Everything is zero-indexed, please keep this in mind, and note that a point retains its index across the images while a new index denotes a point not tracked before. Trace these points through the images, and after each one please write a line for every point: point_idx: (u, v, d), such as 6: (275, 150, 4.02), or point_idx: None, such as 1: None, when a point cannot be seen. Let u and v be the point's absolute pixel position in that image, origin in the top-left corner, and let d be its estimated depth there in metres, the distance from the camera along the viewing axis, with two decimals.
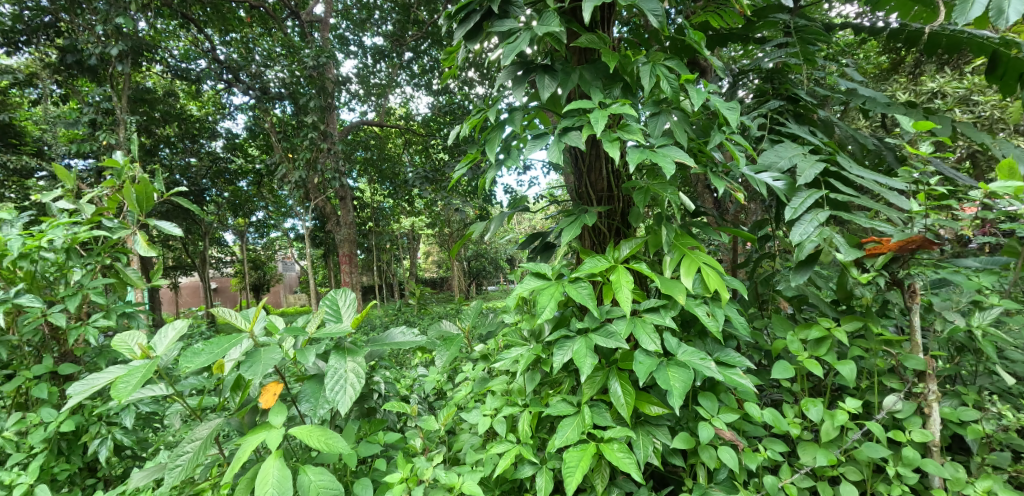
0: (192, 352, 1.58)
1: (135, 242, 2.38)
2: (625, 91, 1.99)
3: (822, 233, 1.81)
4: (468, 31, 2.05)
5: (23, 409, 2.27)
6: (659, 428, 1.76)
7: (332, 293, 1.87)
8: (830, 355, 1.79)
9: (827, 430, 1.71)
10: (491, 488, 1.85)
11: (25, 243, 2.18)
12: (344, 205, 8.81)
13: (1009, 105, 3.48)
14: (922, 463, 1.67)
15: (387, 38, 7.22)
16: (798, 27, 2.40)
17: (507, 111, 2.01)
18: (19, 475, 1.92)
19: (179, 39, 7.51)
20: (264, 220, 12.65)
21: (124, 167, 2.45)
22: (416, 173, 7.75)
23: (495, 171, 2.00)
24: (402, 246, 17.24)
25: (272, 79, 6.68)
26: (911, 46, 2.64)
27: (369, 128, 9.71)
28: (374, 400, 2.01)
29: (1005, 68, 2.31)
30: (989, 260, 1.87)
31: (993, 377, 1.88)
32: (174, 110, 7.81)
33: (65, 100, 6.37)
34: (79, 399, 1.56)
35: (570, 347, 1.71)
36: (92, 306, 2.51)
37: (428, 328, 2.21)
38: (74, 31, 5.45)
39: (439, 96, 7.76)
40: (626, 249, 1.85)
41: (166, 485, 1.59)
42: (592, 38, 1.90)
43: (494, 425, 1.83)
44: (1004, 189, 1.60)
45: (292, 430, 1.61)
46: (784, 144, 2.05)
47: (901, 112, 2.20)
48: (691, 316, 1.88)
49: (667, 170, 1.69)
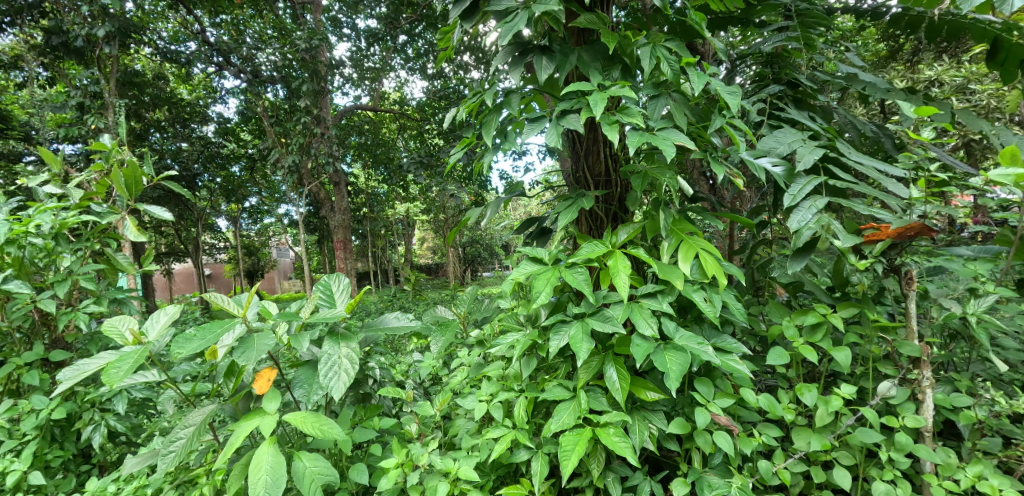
0: (184, 338, 1.54)
1: (125, 227, 2.34)
2: (624, 73, 1.97)
3: (820, 220, 1.79)
4: (465, 9, 2.01)
5: (15, 397, 2.25)
6: (655, 414, 1.76)
7: (326, 278, 1.85)
8: (826, 341, 1.79)
9: (821, 416, 1.72)
10: (487, 472, 1.85)
11: (11, 228, 2.14)
12: (338, 190, 8.61)
13: (1005, 94, 3.57)
14: (913, 449, 1.68)
15: (381, 21, 7.03)
16: (799, 10, 2.36)
17: (503, 94, 1.97)
18: (11, 463, 1.91)
19: (168, 20, 7.36)
20: (257, 206, 12.62)
21: (111, 151, 2.40)
22: (411, 158, 7.60)
23: (491, 155, 1.97)
24: (396, 233, 17.20)
25: (264, 62, 6.55)
26: (912, 32, 2.58)
27: (363, 113, 9.59)
28: (369, 386, 2.00)
29: (1005, 54, 2.23)
30: (982, 248, 1.82)
31: (985, 364, 1.89)
32: (164, 94, 7.69)
33: (51, 83, 6.24)
34: (69, 385, 1.53)
35: (566, 332, 1.68)
36: (82, 292, 2.47)
37: (423, 313, 2.19)
38: (59, 11, 5.31)
39: (434, 80, 7.70)
40: (624, 234, 1.83)
41: (159, 472, 1.56)
42: (591, 18, 1.86)
43: (490, 411, 1.83)
44: (1006, 177, 1.56)
45: (286, 416, 1.60)
46: (783, 129, 2.02)
47: (901, 98, 2.17)
48: (687, 302, 1.87)
49: (667, 154, 1.67)
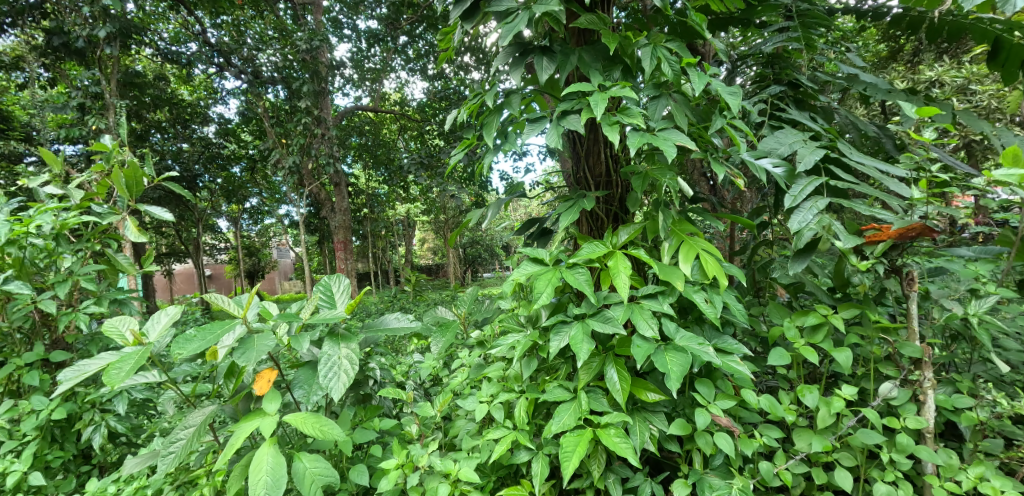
0: (184, 339, 1.54)
1: (125, 228, 2.34)
2: (625, 73, 1.97)
3: (821, 221, 1.79)
4: (466, 10, 2.01)
5: (15, 397, 2.24)
6: (656, 415, 1.76)
7: (326, 278, 1.85)
8: (827, 342, 1.78)
9: (822, 417, 1.71)
10: (487, 473, 1.85)
11: (12, 228, 2.14)
12: (339, 191, 8.62)
13: (1006, 94, 3.56)
14: (915, 449, 1.67)
15: (382, 21, 7.03)
16: (800, 11, 2.36)
17: (504, 95, 1.97)
18: (12, 463, 1.91)
19: (169, 22, 7.38)
20: (258, 207, 12.64)
21: (112, 151, 2.40)
22: (411, 159, 7.60)
23: (492, 155, 1.97)
24: (397, 234, 17.21)
25: (265, 63, 6.55)
26: (912, 33, 2.58)
27: (364, 113, 9.60)
28: (369, 386, 1.99)
29: (1006, 54, 2.24)
30: (983, 249, 1.77)
31: (986, 365, 1.89)
32: (165, 94, 7.70)
33: (52, 84, 6.25)
34: (69, 386, 1.53)
35: (567, 332, 1.68)
36: (83, 293, 2.47)
37: (423, 314, 2.19)
38: (60, 12, 5.31)
39: (434, 81, 7.70)
40: (625, 235, 1.83)
41: (159, 472, 1.56)
42: (592, 18, 1.86)
43: (491, 412, 1.83)
44: (1008, 178, 1.55)
45: (286, 417, 1.59)
46: (784, 130, 2.02)
47: (902, 99, 2.17)
48: (688, 303, 1.86)
49: (668, 154, 1.67)
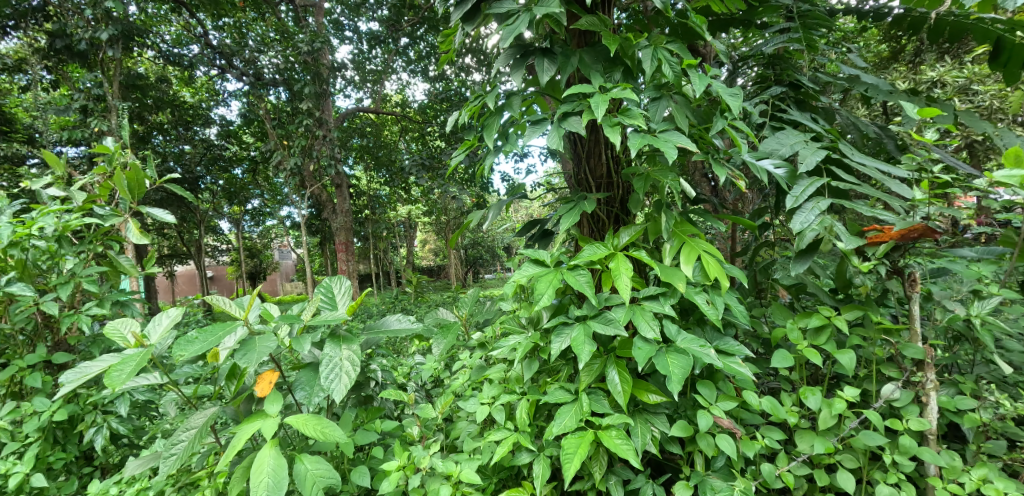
0: (186, 341, 1.54)
1: (127, 229, 2.35)
2: (625, 75, 1.97)
3: (823, 222, 1.79)
4: (466, 12, 2.01)
5: (17, 399, 2.25)
6: (657, 416, 1.75)
7: (327, 280, 1.85)
8: (830, 344, 1.78)
9: (824, 418, 1.71)
10: (488, 474, 1.85)
11: (15, 230, 2.15)
12: (340, 193, 8.63)
13: (1008, 95, 3.55)
14: (917, 451, 1.67)
15: (383, 23, 7.04)
16: (801, 12, 2.35)
17: (505, 96, 1.96)
18: (14, 465, 1.91)
19: (171, 24, 7.39)
20: (259, 209, 12.66)
21: (114, 153, 2.40)
22: (412, 161, 7.61)
23: (493, 157, 1.97)
24: (398, 236, 17.21)
25: (266, 65, 6.56)
26: (913, 33, 2.57)
27: (365, 115, 9.61)
28: (371, 388, 1.99)
29: (1008, 55, 2.24)
30: (986, 250, 1.81)
31: (989, 366, 1.89)
32: (167, 96, 7.71)
33: (55, 86, 6.27)
34: (71, 388, 1.53)
35: (568, 334, 1.68)
36: (85, 295, 2.48)
37: (425, 315, 2.19)
38: (62, 15, 5.32)
39: (435, 82, 7.71)
40: (626, 236, 1.83)
41: (160, 474, 1.56)
42: (592, 20, 1.86)
43: (492, 413, 1.83)
44: (1010, 179, 1.55)
45: (288, 419, 1.59)
46: (785, 131, 2.02)
47: (903, 100, 2.17)
48: (689, 304, 1.86)
49: (668, 155, 1.67)
